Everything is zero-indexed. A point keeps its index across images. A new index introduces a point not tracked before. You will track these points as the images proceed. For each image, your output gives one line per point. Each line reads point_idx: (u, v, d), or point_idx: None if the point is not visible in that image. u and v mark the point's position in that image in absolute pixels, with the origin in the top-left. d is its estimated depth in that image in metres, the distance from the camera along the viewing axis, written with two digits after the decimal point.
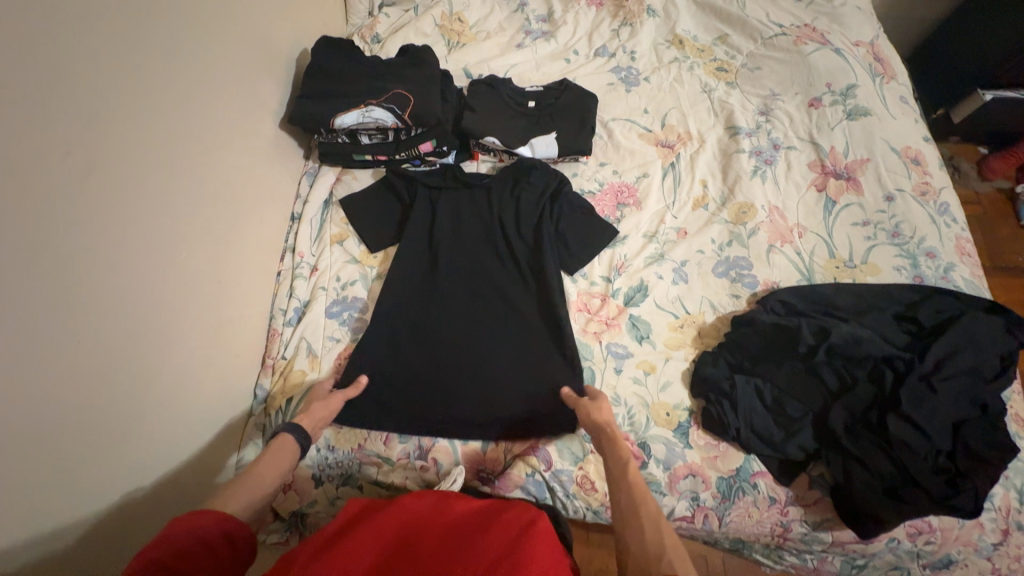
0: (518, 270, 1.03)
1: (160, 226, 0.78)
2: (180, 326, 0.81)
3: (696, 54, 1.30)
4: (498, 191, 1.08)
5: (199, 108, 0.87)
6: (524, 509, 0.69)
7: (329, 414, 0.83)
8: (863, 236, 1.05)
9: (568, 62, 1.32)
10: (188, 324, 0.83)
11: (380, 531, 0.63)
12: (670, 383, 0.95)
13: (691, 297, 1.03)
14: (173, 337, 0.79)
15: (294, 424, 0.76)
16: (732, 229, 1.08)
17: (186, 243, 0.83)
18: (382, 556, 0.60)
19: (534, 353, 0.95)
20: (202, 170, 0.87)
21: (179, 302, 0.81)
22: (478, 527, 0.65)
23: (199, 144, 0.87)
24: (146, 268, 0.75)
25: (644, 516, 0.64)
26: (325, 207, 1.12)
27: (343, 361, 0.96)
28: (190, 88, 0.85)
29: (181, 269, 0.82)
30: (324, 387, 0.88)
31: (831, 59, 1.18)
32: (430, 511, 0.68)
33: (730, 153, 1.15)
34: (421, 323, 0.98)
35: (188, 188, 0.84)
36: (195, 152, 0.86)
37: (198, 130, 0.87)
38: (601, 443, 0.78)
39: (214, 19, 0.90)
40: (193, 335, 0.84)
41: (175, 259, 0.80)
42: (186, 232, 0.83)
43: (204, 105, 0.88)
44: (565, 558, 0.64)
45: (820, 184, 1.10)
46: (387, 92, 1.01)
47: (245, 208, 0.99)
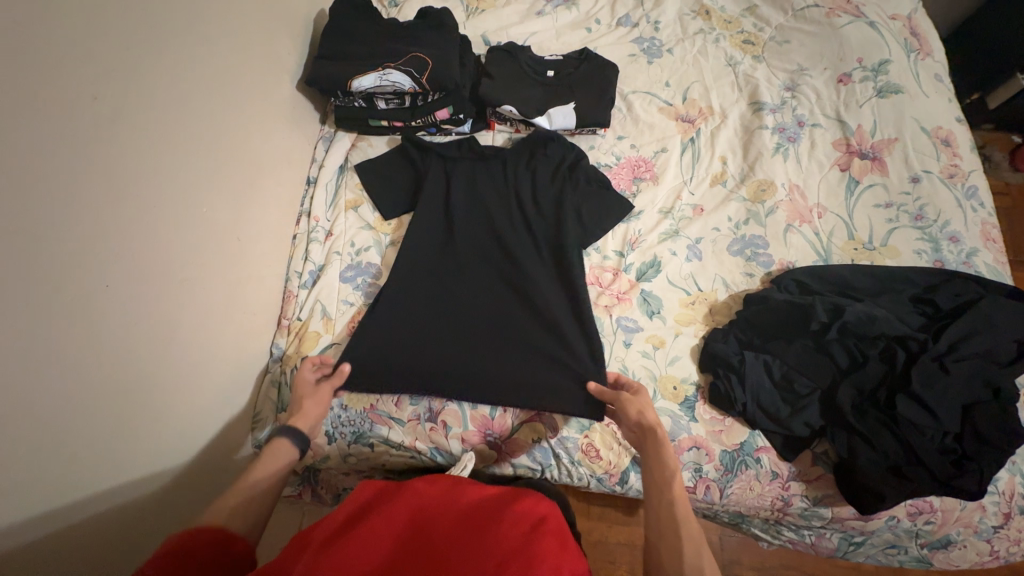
0: (532, 242, 1.02)
1: (179, 184, 0.79)
2: (199, 281, 0.83)
3: (723, 25, 1.25)
4: (513, 162, 1.08)
5: (214, 64, 0.86)
6: (536, 501, 0.68)
7: (322, 411, 0.83)
8: (884, 219, 1.03)
9: (589, 31, 1.28)
10: (208, 278, 0.85)
11: (393, 517, 0.64)
12: (679, 358, 0.96)
13: (705, 274, 1.03)
14: (192, 291, 0.82)
15: (289, 427, 0.77)
16: (750, 207, 1.06)
17: (203, 202, 0.84)
18: (393, 546, 0.62)
19: (544, 325, 0.96)
20: (217, 130, 0.87)
21: (197, 258, 0.83)
22: (489, 518, 0.66)
23: (214, 100, 0.87)
24: (165, 224, 0.76)
25: (684, 536, 0.66)
26: (341, 172, 1.12)
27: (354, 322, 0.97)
28: (206, 42, 0.84)
29: (199, 227, 0.83)
30: (304, 380, 0.86)
31: (864, 32, 1.13)
32: (440, 496, 0.68)
33: (752, 129, 1.12)
34: (433, 290, 0.99)
35: (205, 146, 0.84)
36: (211, 109, 0.86)
37: (214, 87, 0.86)
38: (644, 443, 0.78)
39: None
40: (211, 290, 0.86)
41: (192, 218, 0.82)
42: (202, 193, 0.84)
43: (220, 61, 0.88)
44: (578, 557, 0.63)
45: (844, 164, 1.07)
46: (405, 54, 0.98)
47: (262, 168, 1.00)
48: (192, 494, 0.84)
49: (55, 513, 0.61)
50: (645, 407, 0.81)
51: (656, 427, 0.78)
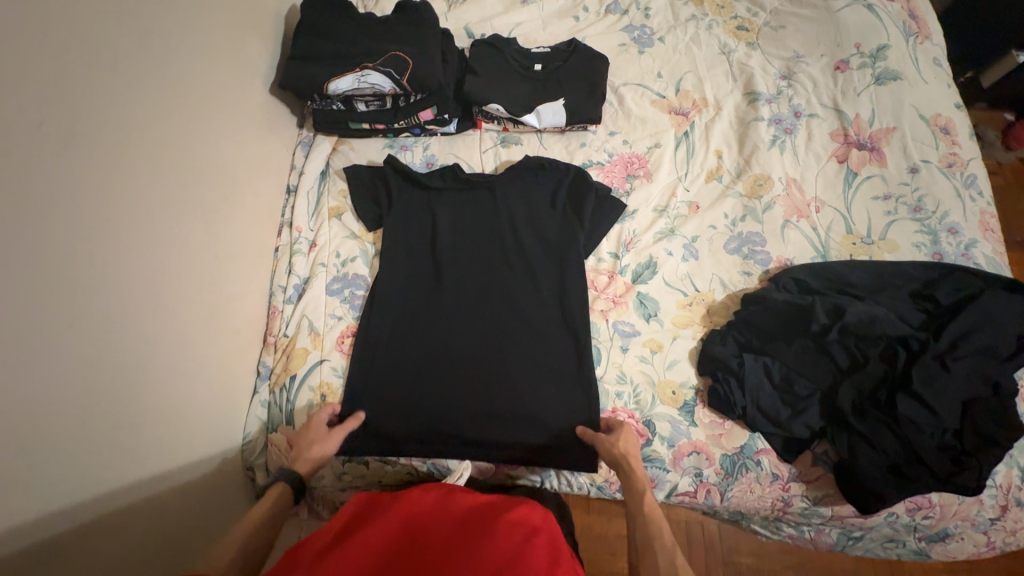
0: (520, 246, 1.00)
1: (146, 203, 0.73)
2: (176, 304, 0.79)
3: (716, 11, 1.20)
4: (501, 181, 1.04)
5: (176, 70, 0.80)
6: (531, 508, 0.66)
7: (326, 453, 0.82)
8: (883, 211, 1.01)
9: (576, 19, 1.23)
10: (186, 300, 0.81)
11: (386, 530, 0.63)
12: (677, 361, 0.94)
13: (701, 275, 1.01)
14: (169, 315, 0.77)
15: (288, 472, 0.77)
16: (746, 203, 1.04)
17: (173, 220, 0.78)
18: (385, 559, 0.60)
19: (540, 334, 0.95)
20: (185, 141, 0.82)
21: (172, 280, 0.78)
22: (485, 522, 0.64)
23: (179, 109, 0.81)
24: (135, 247, 0.71)
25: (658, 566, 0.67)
26: (322, 178, 1.07)
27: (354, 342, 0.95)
28: (164, 45, 0.78)
29: (172, 247, 0.78)
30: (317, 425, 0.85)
31: (861, 16, 1.09)
32: (435, 506, 0.67)
33: (747, 121, 1.08)
34: (422, 299, 0.97)
35: (172, 159, 0.79)
36: (175, 118, 0.80)
37: (176, 94, 0.80)
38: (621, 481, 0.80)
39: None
40: (188, 311, 0.81)
41: (163, 237, 0.76)
42: (170, 211, 0.78)
43: (182, 65, 0.82)
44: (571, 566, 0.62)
45: (842, 155, 1.04)
46: (384, 53, 0.93)
47: (236, 178, 0.94)
48: (201, 525, 0.81)
49: (41, 564, 0.57)
50: (625, 444, 0.83)
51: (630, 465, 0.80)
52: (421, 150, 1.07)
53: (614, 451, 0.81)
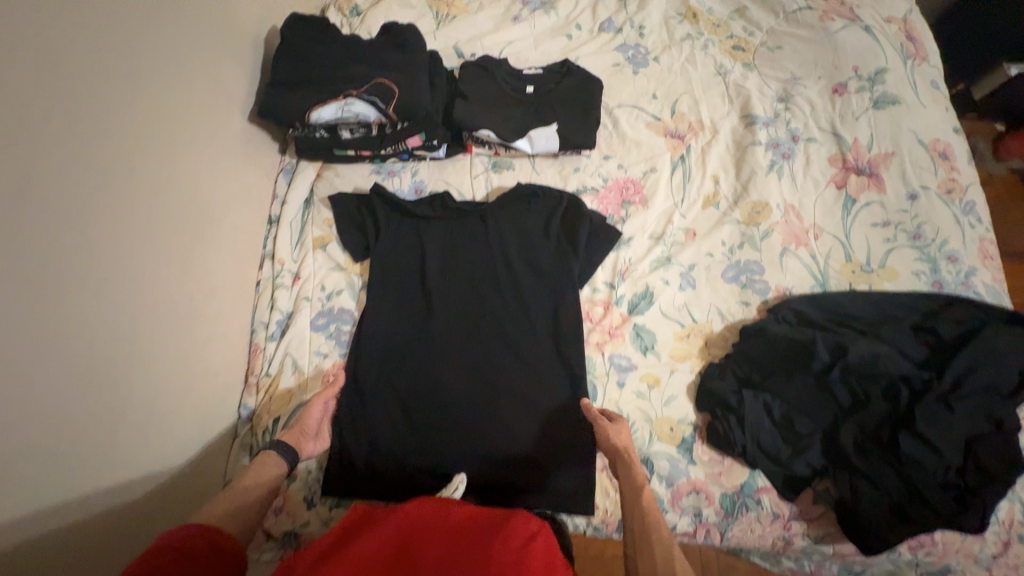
0: (513, 278, 0.97)
1: (107, 249, 0.69)
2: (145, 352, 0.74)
3: (712, 30, 1.18)
4: (494, 209, 1.00)
5: (144, 102, 0.76)
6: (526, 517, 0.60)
7: (315, 419, 0.85)
8: (882, 239, 0.99)
9: (569, 38, 1.19)
10: (157, 347, 0.76)
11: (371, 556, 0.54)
12: (675, 397, 0.91)
13: (699, 305, 0.98)
14: (138, 364, 0.73)
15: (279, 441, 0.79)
16: (744, 230, 1.01)
17: (141, 262, 0.74)
18: None
19: (533, 371, 0.91)
20: (154, 177, 0.77)
21: (140, 327, 0.74)
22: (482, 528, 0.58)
23: (147, 143, 0.76)
24: (95, 297, 0.67)
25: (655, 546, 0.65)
26: (306, 207, 1.03)
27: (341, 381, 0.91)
28: (130, 78, 0.73)
29: (140, 292, 0.74)
30: (312, 407, 0.85)
31: (859, 38, 1.07)
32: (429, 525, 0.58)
33: (745, 145, 1.06)
34: (411, 333, 0.94)
35: (139, 198, 0.74)
36: (143, 154, 0.75)
37: (145, 128, 0.76)
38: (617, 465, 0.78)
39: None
40: (159, 358, 0.77)
41: (129, 282, 0.72)
42: (137, 254, 0.73)
43: (151, 97, 0.77)
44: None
45: (840, 181, 1.02)
46: (367, 81, 0.88)
47: (213, 211, 0.89)
48: None
49: None
50: (618, 431, 0.81)
51: (625, 449, 0.78)
52: (409, 176, 1.04)
53: (606, 437, 0.80)
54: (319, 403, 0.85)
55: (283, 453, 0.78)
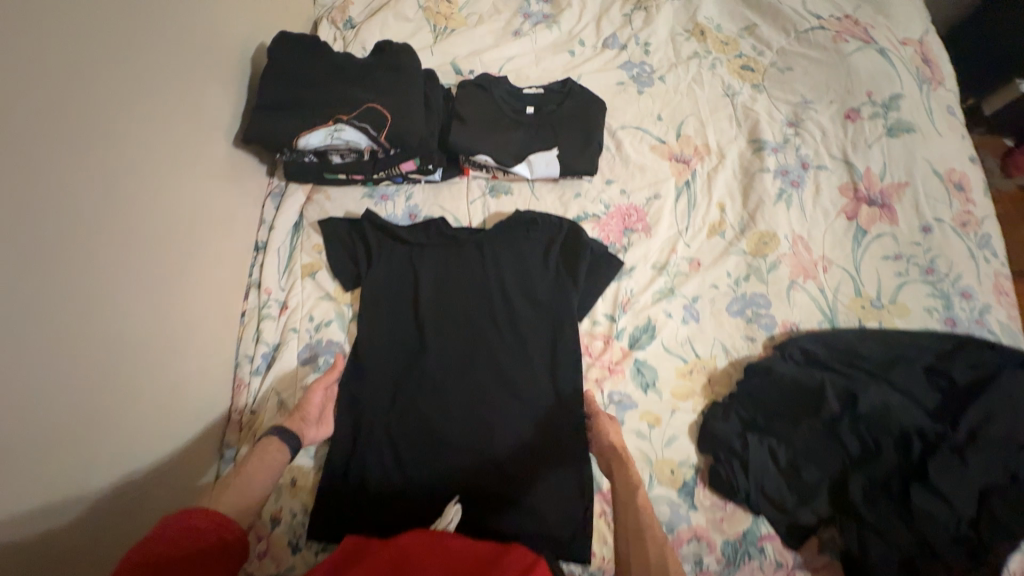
0: (510, 310, 0.93)
1: (75, 292, 0.64)
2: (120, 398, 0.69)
3: (720, 48, 1.14)
4: (490, 237, 0.96)
5: (119, 129, 0.70)
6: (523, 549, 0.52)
7: (315, 408, 0.85)
8: (893, 272, 0.96)
9: (572, 54, 1.15)
10: (132, 390, 0.71)
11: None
12: (676, 437, 0.88)
13: (702, 339, 0.94)
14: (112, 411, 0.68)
15: (283, 429, 0.79)
16: (750, 261, 0.97)
17: (114, 302, 0.69)
18: None
19: (529, 408, 0.88)
20: (131, 209, 0.72)
21: (115, 371, 0.69)
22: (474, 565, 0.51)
23: (122, 173, 0.71)
24: (61, 346, 0.61)
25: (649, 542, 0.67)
26: (294, 231, 0.99)
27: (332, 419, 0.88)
28: (105, 104, 0.68)
29: (114, 333, 0.69)
30: (309, 394, 0.85)
31: (873, 61, 1.03)
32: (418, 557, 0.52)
33: (752, 172, 1.02)
34: (402, 367, 0.90)
35: (113, 233, 0.69)
36: (118, 185, 0.70)
37: (120, 156, 0.71)
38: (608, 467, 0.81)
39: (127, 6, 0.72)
40: (135, 401, 0.72)
41: (100, 325, 0.67)
42: (110, 293, 0.68)
43: (127, 122, 0.72)
44: None
45: (851, 212, 0.98)
46: (359, 105, 0.84)
47: (196, 239, 0.84)
48: None
49: None
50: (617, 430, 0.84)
51: (619, 449, 0.81)
52: (403, 201, 1.00)
53: (604, 435, 0.83)
54: (319, 391, 0.85)
55: (287, 440, 0.78)
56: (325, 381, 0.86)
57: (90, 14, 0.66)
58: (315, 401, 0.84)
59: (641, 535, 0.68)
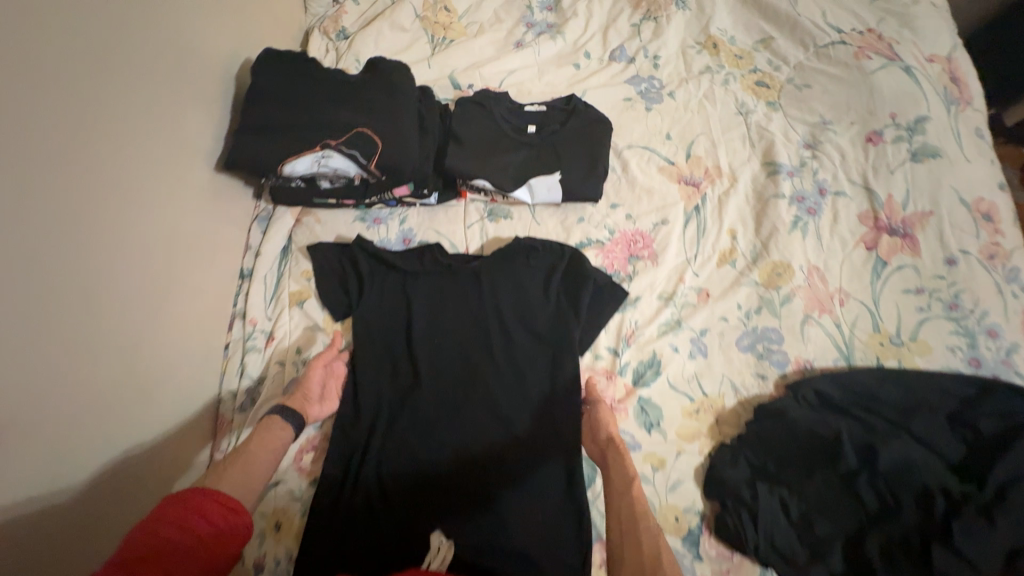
0: (508, 343, 0.88)
1: (40, 340, 0.58)
2: (89, 449, 0.64)
3: (733, 62, 1.08)
4: (488, 266, 0.92)
5: (88, 160, 0.65)
6: None
7: (314, 387, 0.82)
8: (914, 307, 0.90)
9: (577, 67, 1.09)
10: (105, 439, 0.67)
11: None
12: (681, 482, 0.82)
13: (710, 375, 0.89)
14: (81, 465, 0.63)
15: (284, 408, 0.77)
16: (762, 293, 0.92)
17: (84, 346, 0.64)
18: None
19: (527, 452, 0.83)
20: (102, 244, 0.67)
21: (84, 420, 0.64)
22: None
23: (91, 206, 0.66)
24: (25, 402, 0.56)
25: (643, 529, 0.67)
26: (282, 257, 0.95)
27: (320, 459, 0.83)
28: (71, 133, 0.63)
29: (84, 379, 0.64)
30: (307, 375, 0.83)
31: (897, 80, 0.97)
32: None
33: (766, 197, 0.97)
34: (392, 404, 0.85)
35: (81, 271, 0.64)
36: (87, 220, 0.65)
37: (89, 188, 0.65)
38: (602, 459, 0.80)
39: (96, 25, 0.66)
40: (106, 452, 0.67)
41: (69, 373, 0.62)
42: (80, 337, 0.64)
43: (97, 151, 0.67)
44: None
45: (871, 242, 0.93)
46: (348, 129, 0.79)
47: (175, 270, 0.80)
48: None
49: None
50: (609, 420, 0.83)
51: (614, 439, 0.81)
52: (397, 224, 0.96)
53: (600, 424, 0.83)
54: (319, 372, 0.84)
55: (289, 419, 0.76)
56: (326, 363, 0.85)
57: (53, 36, 0.61)
58: (315, 381, 0.82)
59: (635, 525, 0.68)
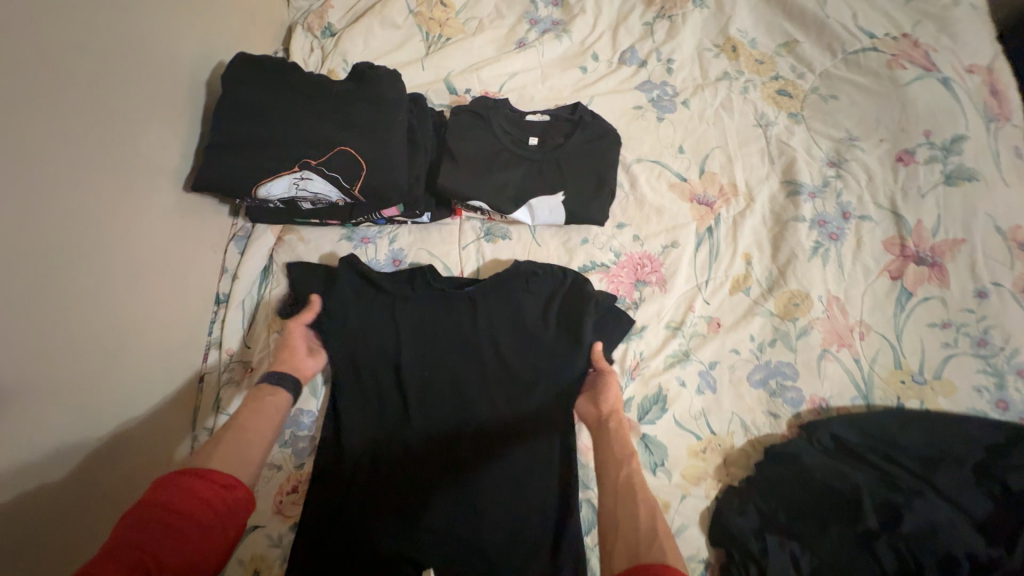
0: (502, 375, 0.81)
1: None
2: (40, 505, 0.59)
3: (754, 67, 1.00)
4: (485, 291, 0.84)
5: (29, 187, 0.58)
6: None
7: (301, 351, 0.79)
8: (939, 342, 0.83)
9: (583, 70, 1.01)
10: (65, 482, 0.62)
11: None
12: (685, 527, 0.77)
13: (719, 413, 0.83)
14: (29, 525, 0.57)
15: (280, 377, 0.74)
16: (777, 324, 0.86)
17: (28, 397, 0.58)
18: None
19: (520, 499, 0.74)
20: (46, 282, 0.60)
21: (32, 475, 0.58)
22: None
23: (32, 239, 0.58)
24: None
25: (638, 504, 0.63)
26: (263, 278, 0.88)
27: (301, 500, 0.76)
28: (8, 159, 0.56)
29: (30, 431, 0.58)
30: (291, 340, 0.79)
31: (934, 94, 0.90)
32: None
33: (785, 220, 0.91)
34: (372, 441, 0.78)
35: (23, 312, 0.57)
36: (27, 255, 0.58)
37: (31, 219, 0.58)
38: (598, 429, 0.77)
39: (38, 31, 0.58)
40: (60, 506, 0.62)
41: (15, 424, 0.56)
42: (24, 386, 0.57)
43: (39, 176, 0.59)
44: None
45: (896, 271, 0.86)
46: (331, 148, 0.75)
47: (137, 300, 0.73)
48: None
49: None
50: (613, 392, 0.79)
51: (618, 410, 0.77)
52: (386, 244, 0.90)
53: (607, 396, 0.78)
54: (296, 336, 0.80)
55: (282, 386, 0.73)
56: (301, 329, 0.80)
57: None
58: (297, 347, 0.79)
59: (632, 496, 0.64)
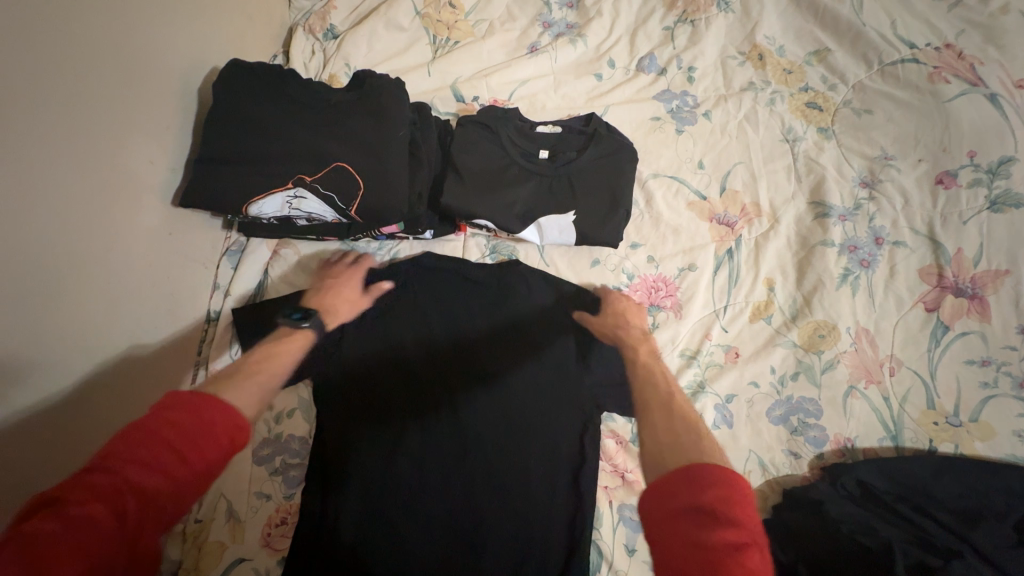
0: (506, 407, 0.75)
1: None
2: (53, 420, 0.59)
3: (781, 77, 0.94)
4: (488, 315, 0.80)
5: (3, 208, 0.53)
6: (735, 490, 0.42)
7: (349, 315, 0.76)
8: (977, 381, 0.76)
9: (598, 78, 0.95)
10: (74, 414, 0.62)
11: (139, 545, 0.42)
12: None
13: (735, 451, 0.78)
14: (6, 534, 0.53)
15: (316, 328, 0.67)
16: (801, 356, 0.81)
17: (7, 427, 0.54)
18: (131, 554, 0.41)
19: (523, 546, 0.69)
20: (20, 310, 0.55)
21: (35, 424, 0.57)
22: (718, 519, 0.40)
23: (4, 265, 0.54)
24: None
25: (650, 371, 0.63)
26: (256, 294, 0.85)
27: (290, 533, 0.73)
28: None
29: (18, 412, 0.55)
30: (345, 304, 0.76)
31: (980, 111, 0.83)
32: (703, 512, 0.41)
33: (812, 244, 0.85)
34: (365, 472, 0.71)
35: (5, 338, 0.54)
36: (2, 284, 0.53)
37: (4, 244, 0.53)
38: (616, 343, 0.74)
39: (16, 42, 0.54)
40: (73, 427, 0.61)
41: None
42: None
43: (14, 195, 0.54)
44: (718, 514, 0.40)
45: (932, 303, 0.80)
46: (326, 163, 0.70)
47: (119, 325, 0.68)
48: None
49: None
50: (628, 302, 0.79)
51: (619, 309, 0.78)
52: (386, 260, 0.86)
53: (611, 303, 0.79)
54: (348, 304, 0.76)
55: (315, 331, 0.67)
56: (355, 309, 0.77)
57: None
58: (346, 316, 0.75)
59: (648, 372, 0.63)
